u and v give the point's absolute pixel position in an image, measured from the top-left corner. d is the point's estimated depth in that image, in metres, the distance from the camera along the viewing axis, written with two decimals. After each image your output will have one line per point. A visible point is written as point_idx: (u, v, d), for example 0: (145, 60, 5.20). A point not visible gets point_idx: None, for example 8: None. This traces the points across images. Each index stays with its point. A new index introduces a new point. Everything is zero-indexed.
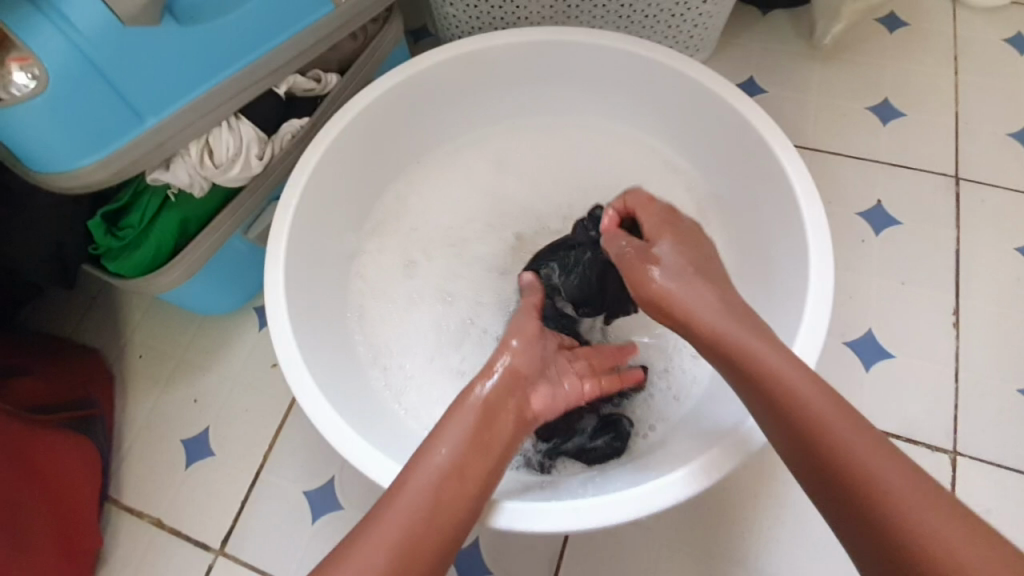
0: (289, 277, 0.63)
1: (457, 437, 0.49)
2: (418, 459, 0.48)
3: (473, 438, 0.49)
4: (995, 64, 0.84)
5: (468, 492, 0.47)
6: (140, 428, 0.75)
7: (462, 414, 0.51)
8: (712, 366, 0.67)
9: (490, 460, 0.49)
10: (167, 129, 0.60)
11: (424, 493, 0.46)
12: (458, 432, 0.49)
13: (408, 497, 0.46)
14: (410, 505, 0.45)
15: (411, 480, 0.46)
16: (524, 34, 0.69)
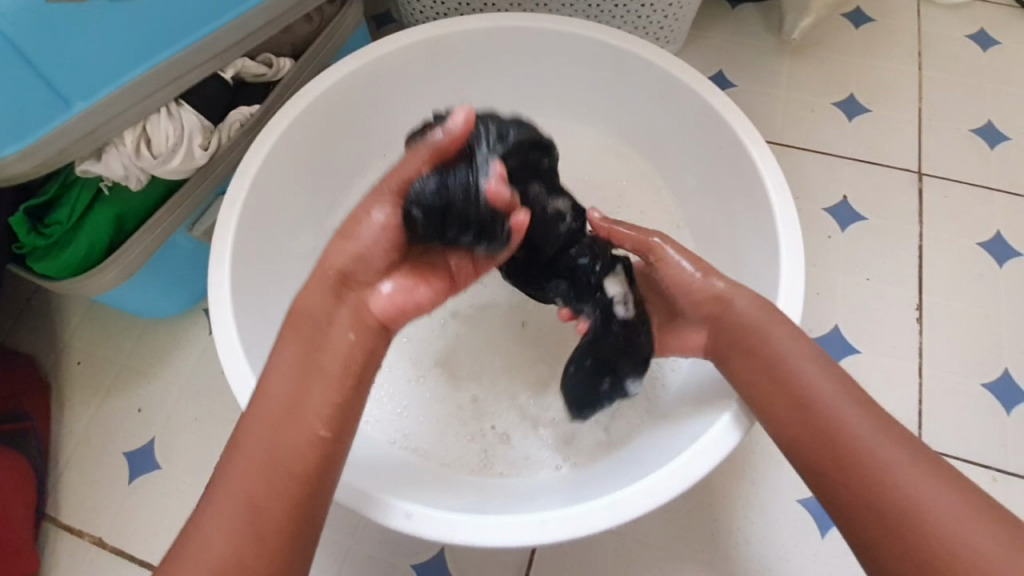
0: (236, 280, 0.59)
1: (285, 377, 0.43)
2: (253, 410, 0.42)
3: (300, 384, 0.43)
4: (957, 60, 0.85)
5: (311, 433, 0.42)
6: (78, 441, 0.70)
7: (290, 346, 0.44)
8: (679, 374, 0.65)
9: (330, 390, 0.43)
10: (99, 116, 0.55)
11: (261, 449, 0.40)
12: (286, 373, 0.43)
13: (250, 447, 0.41)
14: (252, 459, 0.40)
15: (248, 439, 0.41)
16: (490, 21, 0.66)
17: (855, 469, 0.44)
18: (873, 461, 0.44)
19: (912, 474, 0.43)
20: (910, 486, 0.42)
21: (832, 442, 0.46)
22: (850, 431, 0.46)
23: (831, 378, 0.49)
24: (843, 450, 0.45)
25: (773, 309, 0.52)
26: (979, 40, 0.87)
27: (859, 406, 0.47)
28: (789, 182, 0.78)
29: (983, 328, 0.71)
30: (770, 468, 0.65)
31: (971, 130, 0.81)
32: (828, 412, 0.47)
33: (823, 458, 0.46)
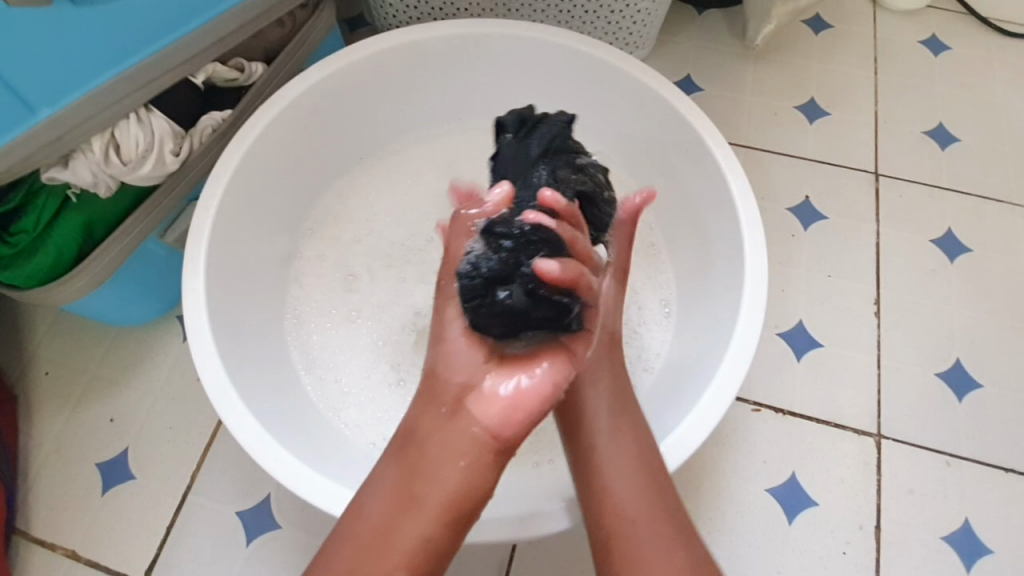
0: (210, 286, 0.58)
1: (380, 493, 0.44)
2: (342, 525, 0.44)
3: (394, 506, 0.43)
4: (911, 65, 0.89)
5: (394, 569, 0.42)
6: (48, 453, 0.68)
7: (392, 463, 0.45)
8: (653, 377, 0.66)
9: (421, 522, 0.43)
10: (66, 122, 0.54)
11: (344, 569, 0.42)
12: (382, 490, 0.44)
13: (332, 567, 0.42)
14: None
15: (336, 543, 0.43)
16: (462, 27, 0.67)
17: (589, 473, 0.52)
18: (618, 501, 0.50)
19: (650, 553, 0.47)
20: None
21: (588, 467, 0.52)
22: (603, 464, 0.52)
23: (631, 437, 0.53)
24: (596, 476, 0.52)
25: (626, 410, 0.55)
26: (931, 45, 0.91)
27: (638, 443, 0.53)
28: (755, 182, 0.81)
29: (937, 320, 0.75)
30: (739, 459, 0.67)
31: (923, 133, 0.85)
32: (604, 496, 0.50)
33: (589, 487, 0.51)
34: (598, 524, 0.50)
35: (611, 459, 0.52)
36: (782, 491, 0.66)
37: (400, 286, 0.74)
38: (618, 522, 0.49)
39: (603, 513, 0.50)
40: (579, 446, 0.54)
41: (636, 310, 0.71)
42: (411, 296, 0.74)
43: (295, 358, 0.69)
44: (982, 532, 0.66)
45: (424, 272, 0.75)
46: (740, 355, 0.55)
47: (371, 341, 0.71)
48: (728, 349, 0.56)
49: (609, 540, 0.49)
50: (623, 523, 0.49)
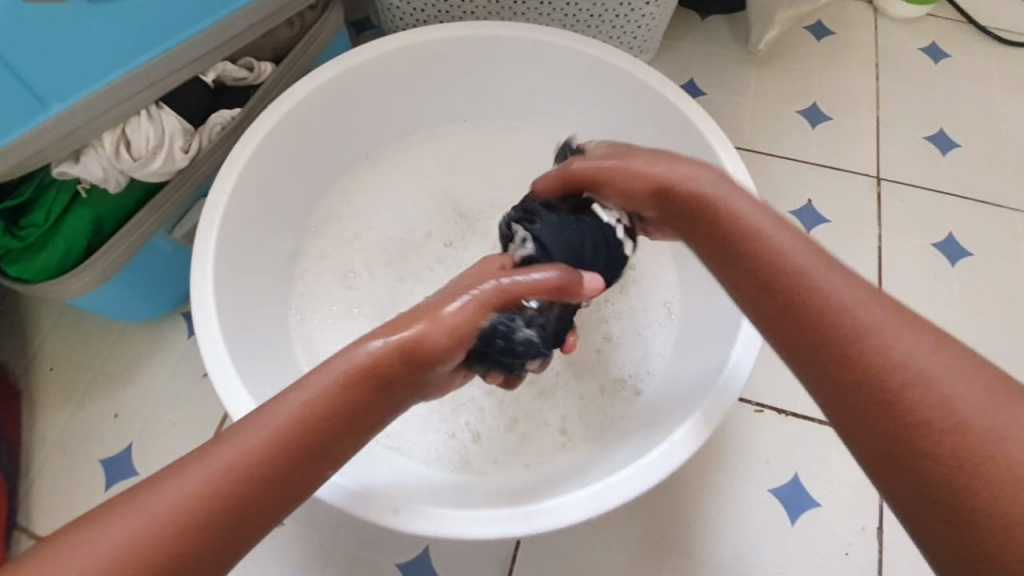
0: (218, 281, 0.59)
1: (265, 426, 0.37)
2: (208, 446, 0.37)
3: (294, 443, 0.37)
4: (911, 71, 0.90)
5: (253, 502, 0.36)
6: (51, 448, 0.68)
7: (294, 398, 0.38)
8: (656, 378, 0.66)
9: (286, 486, 0.37)
10: (78, 117, 0.54)
11: (189, 488, 0.35)
12: (267, 425, 0.37)
13: (177, 483, 0.35)
14: (172, 492, 0.35)
15: (220, 449, 0.36)
16: (470, 29, 0.68)
17: (902, 403, 0.33)
18: (947, 423, 0.31)
19: (975, 401, 0.31)
20: (985, 431, 0.30)
21: (872, 395, 0.34)
22: (906, 381, 0.33)
23: (914, 333, 0.34)
24: (893, 406, 0.33)
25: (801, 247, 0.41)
26: (931, 52, 0.92)
27: (924, 343, 0.34)
28: (758, 185, 0.81)
29: (938, 323, 0.75)
30: (742, 459, 0.68)
31: (924, 138, 0.86)
32: (855, 347, 0.35)
33: (885, 435, 0.33)
34: (928, 470, 0.31)
35: (925, 379, 0.33)
36: (785, 490, 0.67)
37: (405, 284, 0.75)
38: (987, 455, 0.30)
39: (923, 459, 0.31)
40: (851, 375, 0.35)
41: (641, 312, 0.71)
42: (416, 295, 0.74)
43: (300, 355, 0.69)
44: None
45: (429, 271, 0.76)
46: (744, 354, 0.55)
47: None
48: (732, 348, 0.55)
49: (954, 479, 0.30)
50: (988, 455, 0.30)
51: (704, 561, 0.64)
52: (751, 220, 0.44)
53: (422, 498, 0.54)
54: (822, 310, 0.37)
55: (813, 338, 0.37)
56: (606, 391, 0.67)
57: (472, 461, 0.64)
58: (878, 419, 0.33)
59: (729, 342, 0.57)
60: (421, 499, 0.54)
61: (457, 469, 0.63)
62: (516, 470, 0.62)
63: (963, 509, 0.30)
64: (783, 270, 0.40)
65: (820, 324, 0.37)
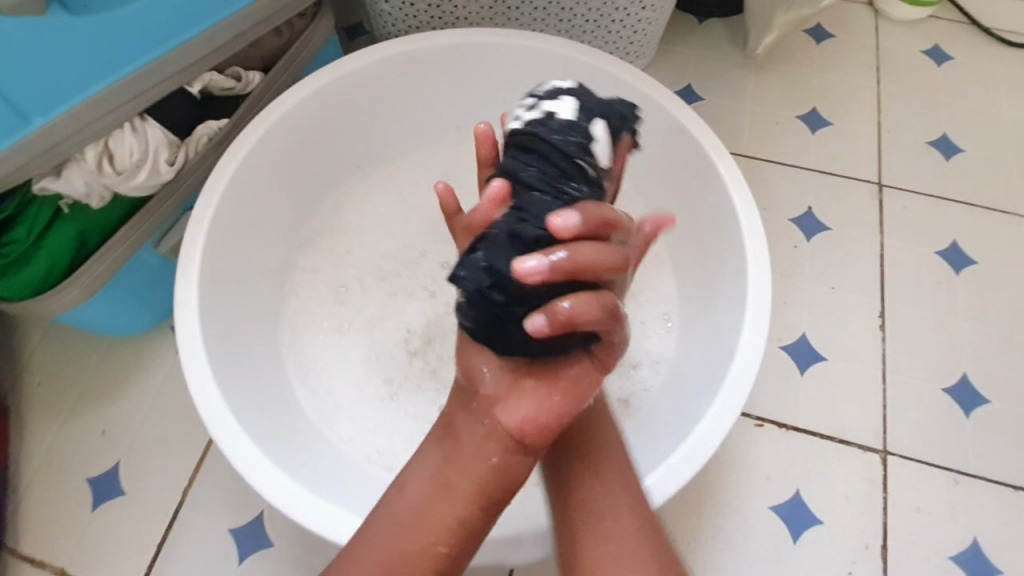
0: (203, 298, 0.57)
1: (420, 476, 0.45)
2: (365, 531, 0.44)
3: (467, 488, 0.44)
4: (913, 74, 0.89)
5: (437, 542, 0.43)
6: (38, 466, 0.67)
7: (432, 450, 0.47)
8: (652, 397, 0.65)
9: (456, 509, 0.44)
10: (59, 132, 0.53)
11: (377, 553, 0.42)
12: (424, 470, 0.46)
13: (363, 551, 0.43)
14: (366, 557, 0.42)
15: (410, 489, 0.45)
16: (461, 36, 0.67)
17: (592, 548, 0.47)
18: (593, 511, 0.49)
19: (631, 531, 0.47)
20: (614, 529, 0.48)
21: (571, 518, 0.49)
22: (591, 511, 0.49)
23: (631, 501, 0.49)
24: (614, 572, 0.46)
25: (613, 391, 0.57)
26: (933, 55, 0.90)
27: (632, 496, 0.49)
28: (757, 193, 0.80)
29: (942, 333, 0.73)
30: (743, 475, 0.66)
31: (927, 143, 0.84)
32: (620, 474, 0.51)
33: (580, 554, 0.47)
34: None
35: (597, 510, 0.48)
36: (787, 508, 0.65)
37: (397, 297, 0.73)
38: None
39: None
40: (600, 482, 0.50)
41: (638, 325, 0.69)
42: (410, 308, 0.73)
43: (290, 370, 0.68)
44: (990, 549, 0.65)
45: (422, 283, 0.74)
46: (741, 379, 0.53)
47: (367, 353, 0.70)
48: (729, 373, 0.54)
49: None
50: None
51: None
52: (601, 396, 0.57)
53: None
54: (608, 455, 0.52)
55: (616, 473, 0.51)
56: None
57: None
58: (573, 543, 0.48)
59: (725, 365, 0.56)
60: None
61: None
62: None
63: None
64: (608, 437, 0.53)
65: (602, 462, 0.51)
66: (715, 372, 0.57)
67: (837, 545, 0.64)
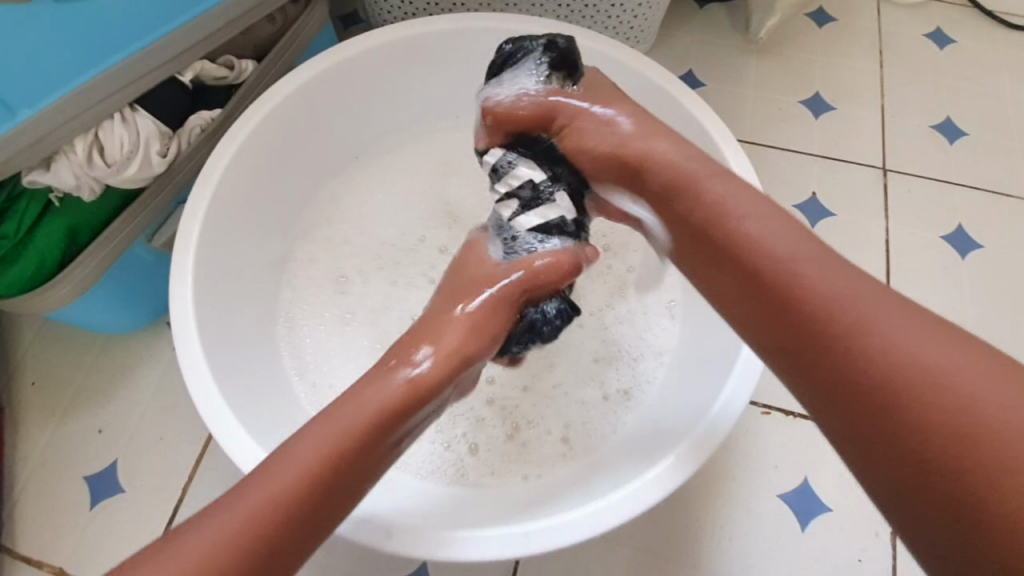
0: (199, 292, 0.56)
1: (312, 439, 0.40)
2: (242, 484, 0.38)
3: (347, 428, 0.41)
4: (916, 58, 0.88)
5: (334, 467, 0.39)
6: (34, 465, 0.66)
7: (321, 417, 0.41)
8: (658, 386, 0.64)
9: (348, 477, 0.39)
10: (47, 123, 0.52)
11: (259, 497, 0.37)
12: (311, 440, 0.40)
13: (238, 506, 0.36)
14: (241, 512, 0.36)
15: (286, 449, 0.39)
16: (459, 21, 0.65)
17: (936, 420, 0.31)
18: (876, 366, 0.33)
19: (941, 355, 0.33)
20: (885, 349, 0.34)
21: (883, 394, 0.33)
22: (912, 376, 0.32)
23: (939, 342, 0.33)
24: (949, 438, 0.30)
25: (785, 248, 0.40)
26: (937, 38, 0.89)
27: (885, 303, 0.35)
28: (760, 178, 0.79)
29: (949, 318, 0.73)
30: (750, 464, 0.65)
31: (932, 126, 0.83)
32: (856, 345, 0.34)
33: (904, 428, 0.32)
34: (935, 454, 0.30)
35: (933, 375, 0.32)
36: (795, 495, 0.64)
37: (398, 288, 0.72)
38: (990, 427, 0.30)
39: (926, 446, 0.31)
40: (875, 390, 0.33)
41: (642, 313, 0.68)
42: (411, 300, 0.72)
43: (290, 364, 0.67)
44: None
45: (422, 275, 0.73)
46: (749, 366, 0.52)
47: (367, 347, 0.69)
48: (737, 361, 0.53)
49: (985, 484, 0.29)
50: (991, 440, 0.29)
51: (712, 570, 0.62)
52: (721, 196, 0.45)
53: (436, 522, 0.52)
54: (826, 323, 0.36)
55: (840, 360, 0.35)
56: (608, 399, 0.64)
57: (466, 472, 0.61)
58: (864, 426, 0.33)
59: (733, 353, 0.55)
60: (411, 516, 0.52)
61: (451, 482, 0.60)
62: (513, 483, 0.60)
63: (947, 496, 0.30)
64: (783, 294, 0.39)
65: (791, 298, 0.38)
66: (723, 360, 0.56)
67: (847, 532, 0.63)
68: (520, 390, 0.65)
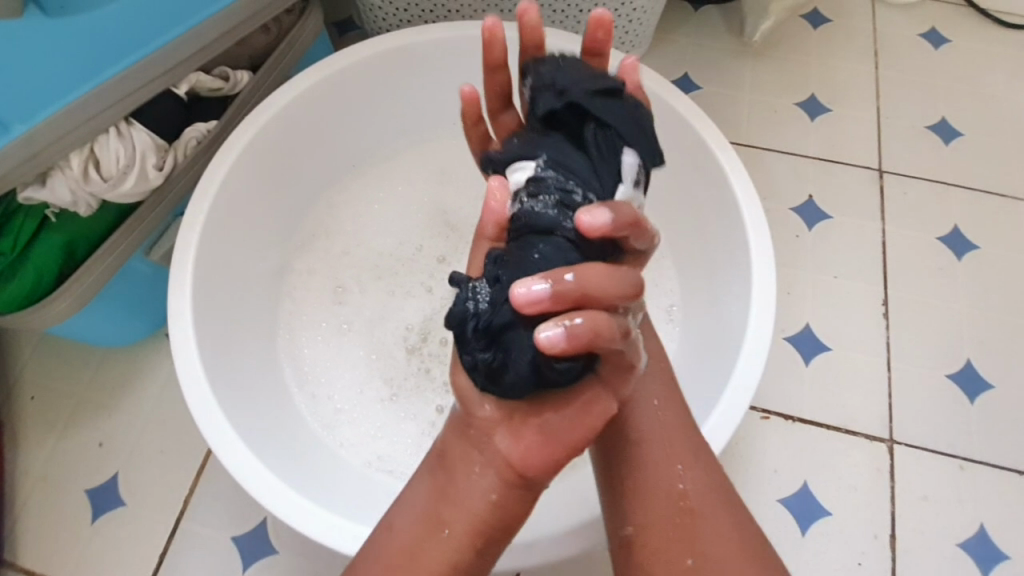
0: (197, 306, 0.56)
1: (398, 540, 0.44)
2: None
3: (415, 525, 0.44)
4: (911, 58, 0.88)
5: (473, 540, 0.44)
6: (35, 480, 0.66)
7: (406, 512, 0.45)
8: None
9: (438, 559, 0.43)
10: (41, 139, 0.52)
11: None
12: (394, 539, 0.44)
13: None
14: None
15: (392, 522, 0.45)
16: (453, 29, 0.65)
17: (652, 505, 0.47)
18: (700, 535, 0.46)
19: (730, 537, 0.46)
20: (703, 527, 0.46)
21: (639, 475, 0.49)
22: (663, 474, 0.49)
23: (694, 458, 0.49)
24: (636, 494, 0.48)
25: (667, 412, 0.52)
26: (931, 38, 0.89)
27: (711, 486, 0.48)
28: (757, 182, 0.79)
29: (946, 319, 0.73)
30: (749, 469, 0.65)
31: (927, 127, 0.83)
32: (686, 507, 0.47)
33: (624, 487, 0.49)
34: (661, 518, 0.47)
35: (669, 462, 0.49)
36: (794, 500, 0.65)
37: (396, 297, 0.72)
38: (696, 516, 0.47)
39: None
40: (619, 445, 0.51)
41: None
42: (408, 308, 0.72)
43: (288, 374, 0.67)
44: (998, 535, 0.64)
45: (421, 283, 0.73)
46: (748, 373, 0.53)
47: (366, 357, 0.69)
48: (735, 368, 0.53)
49: (670, 534, 0.46)
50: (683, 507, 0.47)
51: None
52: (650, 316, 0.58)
53: None
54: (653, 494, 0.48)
55: (622, 436, 0.51)
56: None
57: None
58: None
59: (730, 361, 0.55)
60: None
61: None
62: None
63: None
64: (642, 453, 0.50)
65: (637, 467, 0.50)
66: (720, 368, 0.56)
67: (846, 536, 0.64)
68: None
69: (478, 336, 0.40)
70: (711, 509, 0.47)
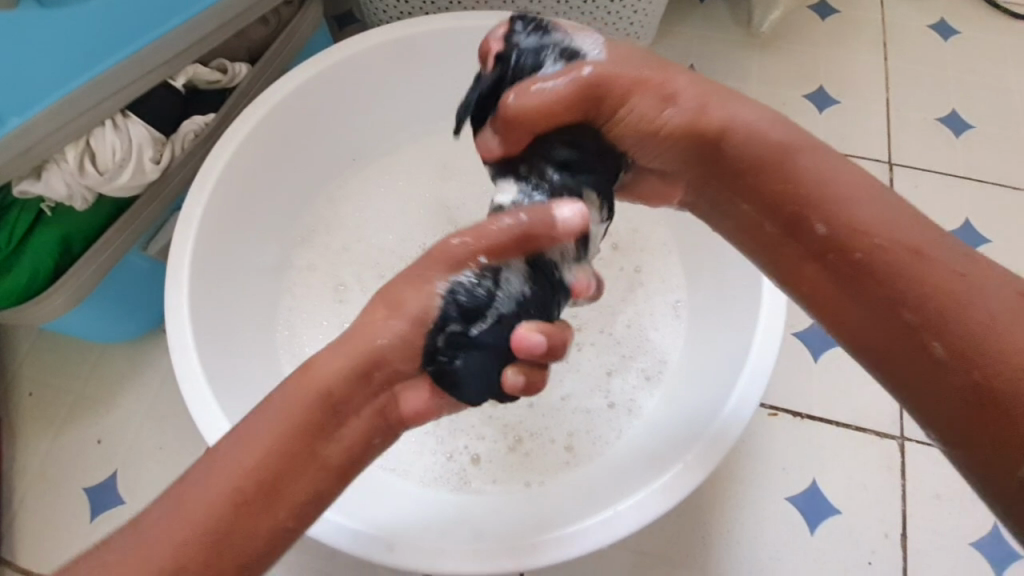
0: (195, 301, 0.55)
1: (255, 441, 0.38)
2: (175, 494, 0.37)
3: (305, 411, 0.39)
4: (921, 50, 0.86)
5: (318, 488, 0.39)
6: (32, 478, 0.65)
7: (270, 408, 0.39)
8: (664, 390, 0.62)
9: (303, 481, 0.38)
10: (36, 131, 0.51)
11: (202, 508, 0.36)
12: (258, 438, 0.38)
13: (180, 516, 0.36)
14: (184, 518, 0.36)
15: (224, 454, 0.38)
16: (455, 20, 0.64)
17: (944, 331, 0.37)
18: (1011, 359, 0.35)
19: None
20: (1001, 336, 0.35)
21: (901, 295, 0.39)
22: (880, 239, 0.40)
23: (919, 258, 0.39)
24: (923, 373, 0.38)
25: (874, 211, 0.41)
26: (941, 29, 0.88)
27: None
28: None
29: None
30: (758, 467, 0.64)
31: (937, 120, 0.82)
32: (966, 314, 0.36)
33: (897, 307, 0.39)
34: (923, 352, 0.38)
35: (915, 332, 0.38)
36: (803, 498, 0.63)
37: None
38: (975, 316, 0.36)
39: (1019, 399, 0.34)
40: (846, 256, 0.42)
41: (647, 314, 0.67)
42: None
43: (288, 371, 0.66)
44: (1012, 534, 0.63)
45: None
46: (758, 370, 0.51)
47: None
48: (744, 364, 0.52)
49: (983, 406, 0.35)
50: (973, 322, 0.36)
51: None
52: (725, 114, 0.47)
53: (412, 525, 0.51)
54: (941, 290, 0.37)
55: (841, 279, 0.42)
56: (614, 407, 0.63)
57: (467, 480, 0.60)
58: (957, 379, 0.36)
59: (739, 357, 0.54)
60: (411, 524, 0.51)
61: (452, 490, 0.59)
62: (516, 492, 0.59)
63: (988, 386, 0.35)
64: (911, 299, 0.39)
65: (878, 280, 0.40)
66: (727, 363, 0.55)
67: (857, 534, 0.62)
68: (525, 407, 0.64)
69: (446, 339, 0.41)
70: (1022, 321, 0.35)
